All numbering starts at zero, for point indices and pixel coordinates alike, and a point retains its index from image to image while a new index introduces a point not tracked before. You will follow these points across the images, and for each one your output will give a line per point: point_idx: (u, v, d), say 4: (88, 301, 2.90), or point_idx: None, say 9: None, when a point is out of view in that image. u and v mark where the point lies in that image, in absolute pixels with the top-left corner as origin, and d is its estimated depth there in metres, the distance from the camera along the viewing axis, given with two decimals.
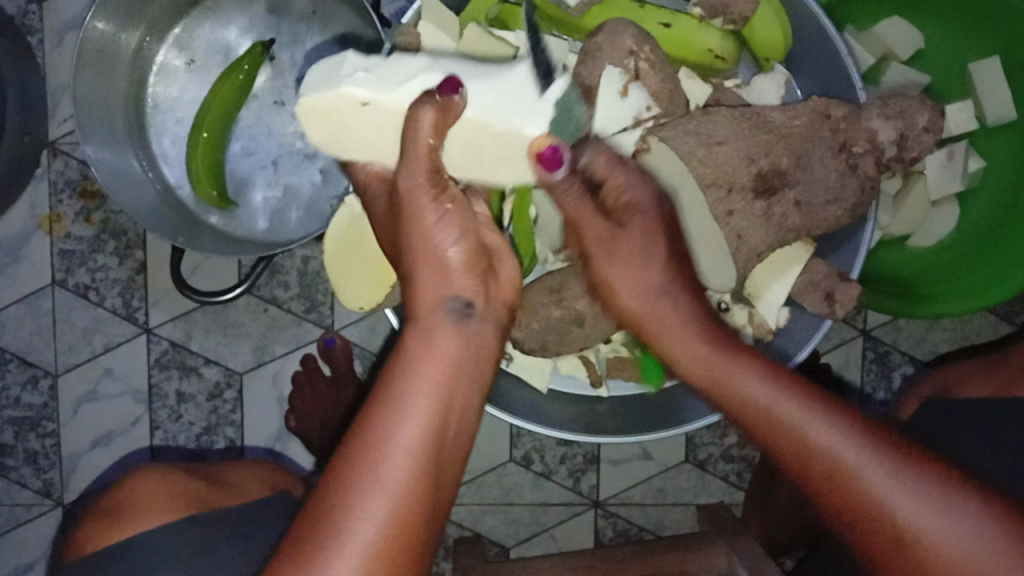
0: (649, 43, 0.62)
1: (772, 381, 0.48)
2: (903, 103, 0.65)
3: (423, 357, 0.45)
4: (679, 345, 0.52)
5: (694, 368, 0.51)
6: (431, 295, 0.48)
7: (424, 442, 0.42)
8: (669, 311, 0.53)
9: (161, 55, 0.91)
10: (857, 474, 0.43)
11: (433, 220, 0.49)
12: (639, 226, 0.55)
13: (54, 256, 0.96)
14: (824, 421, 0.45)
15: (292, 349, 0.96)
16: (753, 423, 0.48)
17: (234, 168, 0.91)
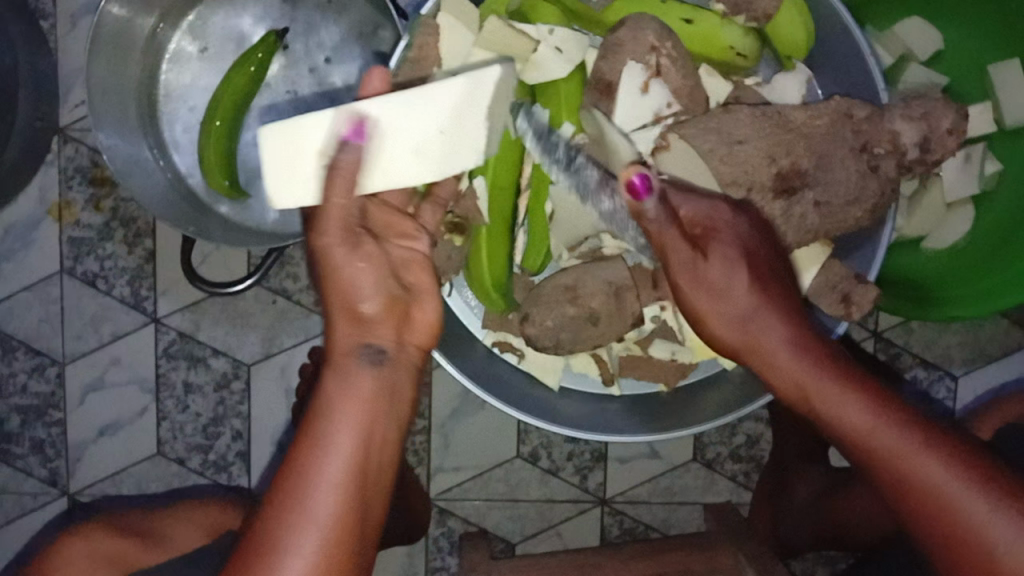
0: (671, 38, 0.61)
1: (868, 409, 0.53)
2: (927, 104, 0.64)
3: (346, 397, 0.51)
4: (777, 359, 0.56)
5: (789, 388, 0.55)
6: (352, 338, 0.53)
7: (346, 476, 0.48)
8: (767, 324, 0.56)
9: (175, 41, 0.90)
10: (950, 503, 0.50)
11: (344, 270, 0.54)
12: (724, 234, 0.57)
13: (63, 243, 0.95)
14: (920, 453, 0.51)
15: (300, 341, 0.96)
16: (849, 444, 0.53)
17: (246, 158, 0.91)
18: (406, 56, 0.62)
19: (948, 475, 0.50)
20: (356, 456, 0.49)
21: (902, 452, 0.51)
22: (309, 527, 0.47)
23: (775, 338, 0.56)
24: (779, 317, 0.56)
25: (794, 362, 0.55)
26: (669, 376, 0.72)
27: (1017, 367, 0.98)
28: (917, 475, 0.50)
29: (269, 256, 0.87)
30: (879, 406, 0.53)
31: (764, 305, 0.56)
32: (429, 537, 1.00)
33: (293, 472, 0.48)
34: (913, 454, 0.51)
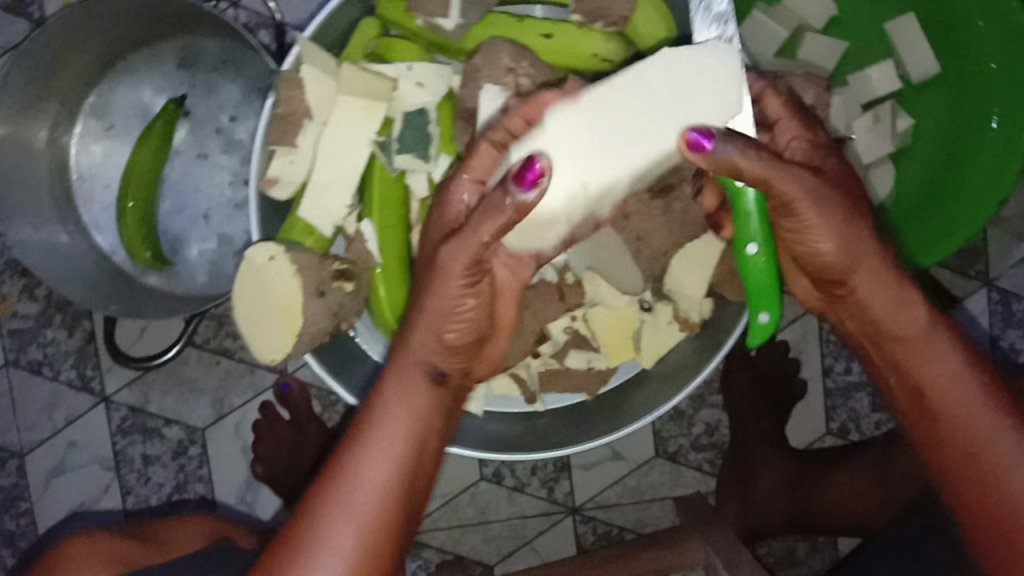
0: (527, 57, 0.62)
1: (966, 367, 0.53)
2: (790, 81, 0.64)
3: (398, 402, 0.54)
4: (875, 289, 0.55)
5: (905, 328, 0.55)
6: (425, 347, 0.56)
7: (393, 477, 0.52)
8: (870, 259, 0.55)
9: (78, 134, 0.92)
10: (1011, 474, 0.50)
11: (456, 291, 0.55)
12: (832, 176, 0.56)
13: (5, 336, 0.97)
14: (1002, 419, 0.51)
15: (250, 397, 0.97)
16: (929, 394, 0.54)
17: (167, 227, 0.92)
18: (275, 113, 0.63)
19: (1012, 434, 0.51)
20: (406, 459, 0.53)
21: (973, 402, 0.52)
22: (343, 518, 0.50)
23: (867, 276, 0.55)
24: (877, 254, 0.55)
25: (910, 306, 0.55)
26: (589, 385, 0.72)
27: (959, 320, 0.99)
28: (978, 429, 0.52)
29: (191, 322, 0.89)
30: (957, 357, 0.53)
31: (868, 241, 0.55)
32: (407, 570, 1.01)
33: (339, 465, 0.52)
34: (987, 408, 0.52)
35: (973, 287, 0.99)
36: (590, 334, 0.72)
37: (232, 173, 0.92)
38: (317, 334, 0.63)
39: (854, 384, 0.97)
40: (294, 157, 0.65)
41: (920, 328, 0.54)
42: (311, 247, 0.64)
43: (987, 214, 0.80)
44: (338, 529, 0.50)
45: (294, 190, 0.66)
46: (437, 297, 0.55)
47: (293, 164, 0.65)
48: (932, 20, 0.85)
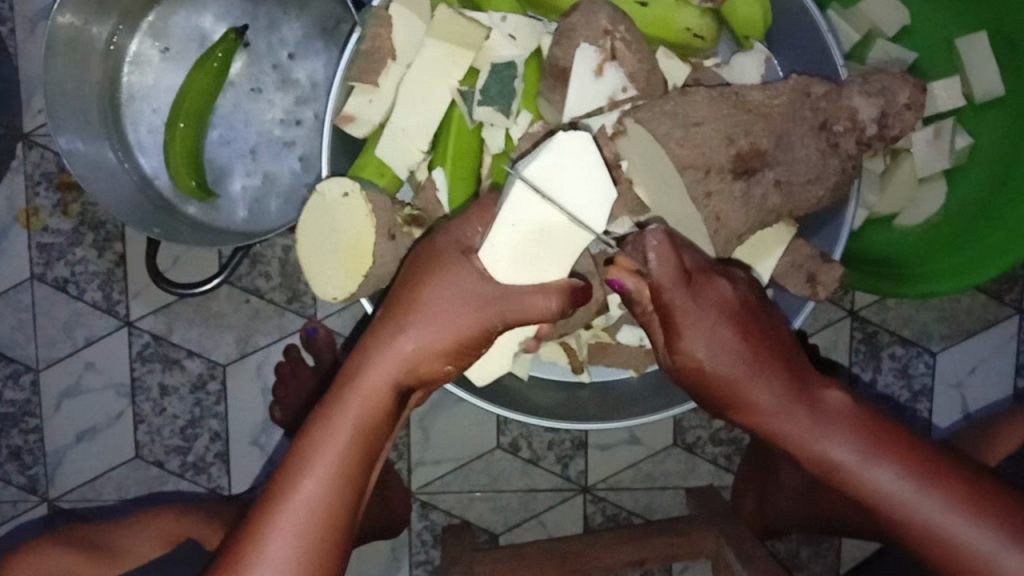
0: (625, 22, 0.60)
1: (839, 436, 0.55)
2: (884, 79, 0.64)
3: (337, 420, 0.54)
4: (777, 423, 0.56)
5: (761, 417, 0.57)
6: (388, 371, 0.55)
7: (322, 502, 0.53)
8: (764, 391, 0.56)
9: (135, 45, 0.89)
10: (912, 510, 0.54)
11: (422, 307, 0.55)
12: (709, 318, 0.56)
13: (32, 250, 0.94)
14: (881, 472, 0.54)
15: (275, 340, 0.95)
16: (815, 466, 0.56)
17: (212, 157, 0.90)
18: (359, 49, 0.61)
19: (913, 493, 0.54)
20: (343, 485, 0.53)
21: (911, 497, 0.54)
22: (279, 540, 0.52)
23: (779, 408, 0.56)
24: (770, 383, 0.56)
25: (771, 392, 0.56)
26: (638, 361, 0.71)
27: (989, 344, 0.98)
28: (872, 487, 0.54)
29: (237, 254, 0.88)
30: (880, 458, 0.54)
31: (759, 371, 0.56)
32: (413, 530, 1.00)
33: (280, 495, 0.54)
34: (874, 474, 0.54)
35: (1006, 314, 0.98)
36: None
37: (284, 112, 0.90)
38: (383, 278, 0.63)
39: (879, 397, 0.98)
40: (373, 96, 0.64)
41: (784, 421, 0.56)
42: (382, 187, 0.63)
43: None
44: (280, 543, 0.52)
45: (370, 130, 0.65)
46: (421, 303, 0.55)
47: (370, 103, 0.64)
48: (1004, 43, 0.84)
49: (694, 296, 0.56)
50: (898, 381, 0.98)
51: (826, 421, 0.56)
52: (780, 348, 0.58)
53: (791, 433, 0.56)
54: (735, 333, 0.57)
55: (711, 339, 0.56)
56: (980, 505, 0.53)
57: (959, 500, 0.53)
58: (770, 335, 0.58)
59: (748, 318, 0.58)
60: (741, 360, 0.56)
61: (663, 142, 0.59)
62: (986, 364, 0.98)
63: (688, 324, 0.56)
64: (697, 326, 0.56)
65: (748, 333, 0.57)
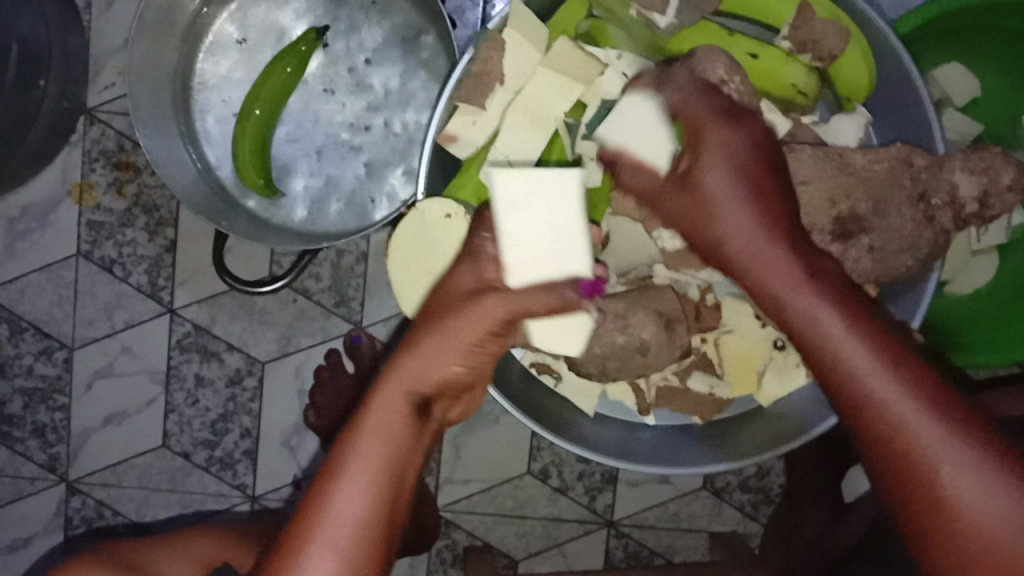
0: (739, 73, 0.61)
1: (837, 306, 0.51)
2: (986, 158, 0.63)
3: (370, 424, 0.53)
4: (773, 275, 0.53)
5: (752, 252, 0.54)
6: (410, 378, 0.54)
7: (367, 502, 0.51)
8: (758, 239, 0.53)
9: (212, 36, 0.88)
10: (878, 395, 0.48)
11: (442, 301, 0.57)
12: (736, 152, 0.54)
13: (82, 227, 0.93)
14: (857, 346, 0.50)
15: (318, 342, 0.94)
16: (804, 332, 0.52)
17: (278, 154, 0.90)
18: (470, 69, 0.62)
19: (880, 373, 0.49)
20: (384, 480, 0.52)
21: (872, 375, 0.49)
22: (326, 541, 0.50)
23: (764, 242, 0.53)
24: (767, 235, 0.53)
25: (764, 233, 0.53)
26: (704, 408, 0.70)
27: None
28: (840, 351, 0.50)
29: (303, 258, 0.87)
30: (865, 333, 0.50)
31: (757, 218, 0.54)
32: (433, 548, 0.99)
33: (317, 505, 0.51)
34: (849, 341, 0.50)
35: None
36: (716, 359, 0.71)
37: (354, 116, 0.89)
38: None
39: None
40: (477, 118, 0.63)
41: (766, 258, 0.53)
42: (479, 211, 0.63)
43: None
44: (319, 560, 0.49)
45: (472, 151, 0.65)
46: (441, 305, 0.56)
47: (474, 125, 0.64)
48: None
49: (712, 135, 0.55)
50: None
51: (824, 282, 0.52)
52: (794, 214, 0.56)
53: (783, 289, 0.53)
54: (744, 185, 0.54)
55: (725, 172, 0.54)
56: (946, 402, 0.47)
57: (912, 384, 0.48)
58: (779, 195, 0.55)
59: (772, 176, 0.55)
60: (752, 212, 0.54)
61: None
62: None
63: (717, 156, 0.54)
64: (718, 161, 0.54)
65: (762, 176, 0.55)
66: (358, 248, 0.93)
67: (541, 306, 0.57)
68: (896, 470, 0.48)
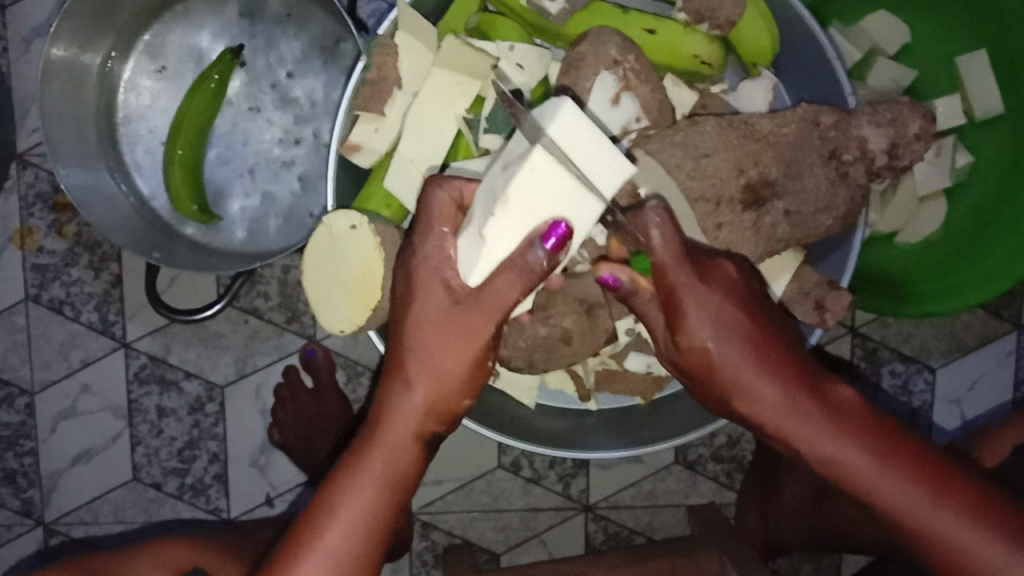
0: (633, 51, 0.60)
1: (855, 443, 0.54)
2: (894, 109, 0.64)
3: (368, 461, 0.55)
4: (790, 426, 0.55)
5: (762, 408, 0.55)
6: (405, 417, 0.55)
7: (351, 541, 0.53)
8: (777, 395, 0.55)
9: (129, 70, 0.88)
10: (920, 516, 0.53)
11: (417, 328, 0.54)
12: (719, 308, 0.55)
13: (27, 271, 0.93)
14: (893, 483, 0.53)
15: (274, 360, 0.94)
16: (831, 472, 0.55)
17: (211, 177, 0.89)
18: (365, 78, 0.62)
19: (917, 498, 0.52)
20: (373, 515, 0.54)
21: (916, 503, 0.53)
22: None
23: (785, 407, 0.55)
24: (781, 385, 0.55)
25: (770, 382, 0.55)
26: (645, 389, 0.71)
27: (988, 361, 0.96)
28: (876, 487, 0.53)
29: (237, 278, 0.87)
30: (890, 460, 0.53)
31: (765, 376, 0.55)
32: (413, 551, 1.00)
33: (306, 536, 0.54)
34: (883, 479, 0.53)
35: (1004, 330, 0.96)
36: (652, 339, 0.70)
37: (283, 131, 0.88)
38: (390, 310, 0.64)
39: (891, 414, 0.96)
40: (379, 125, 0.64)
41: (783, 413, 0.55)
42: (389, 219, 0.63)
43: (1004, 284, 0.78)
44: None
45: (376, 159, 0.65)
46: (412, 330, 0.54)
47: (376, 132, 0.64)
48: (1003, 59, 0.80)
49: (701, 288, 0.55)
50: (898, 397, 0.96)
51: (844, 419, 0.54)
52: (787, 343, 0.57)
53: (805, 432, 0.54)
54: (743, 328, 0.55)
55: (718, 330, 0.55)
56: (968, 500, 0.52)
57: (944, 498, 0.52)
58: (768, 336, 0.56)
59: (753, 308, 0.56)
60: (745, 342, 0.55)
61: (674, 174, 0.60)
62: (985, 382, 0.96)
63: (704, 324, 0.55)
64: (705, 312, 0.55)
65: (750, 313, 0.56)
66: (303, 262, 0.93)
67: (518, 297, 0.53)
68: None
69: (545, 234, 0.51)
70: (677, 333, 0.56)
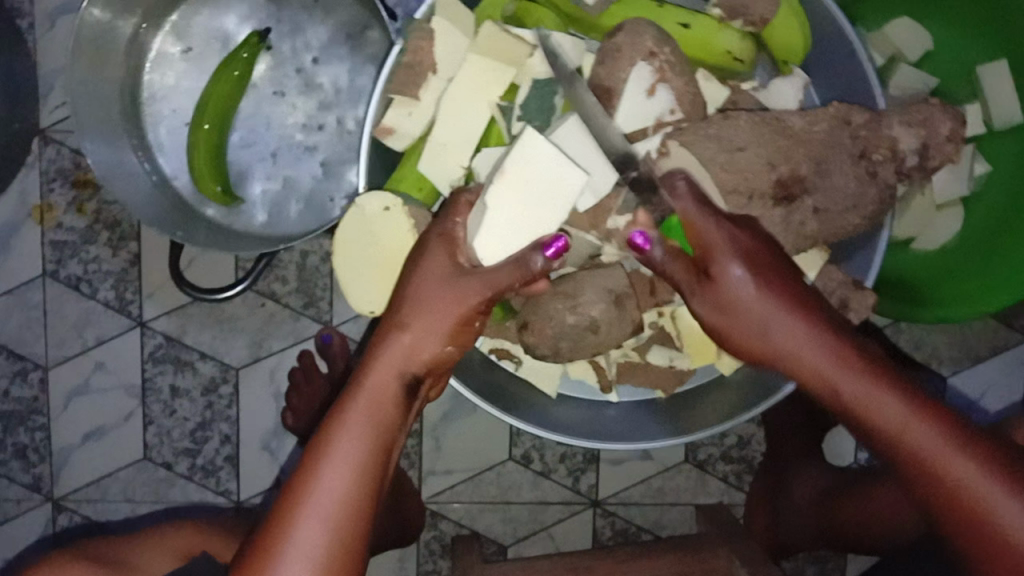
0: (669, 44, 0.61)
1: (865, 374, 0.54)
2: (925, 110, 0.64)
3: (360, 403, 0.54)
4: (802, 354, 0.56)
5: (780, 337, 0.57)
6: (394, 362, 0.56)
7: (348, 485, 0.51)
8: (794, 328, 0.56)
9: (156, 48, 0.88)
10: (921, 447, 0.52)
11: (421, 273, 0.57)
12: (738, 250, 0.57)
13: (45, 247, 0.93)
14: (898, 407, 0.53)
15: (290, 345, 0.95)
16: (840, 398, 0.55)
17: (233, 160, 0.89)
18: (400, 61, 0.62)
19: (922, 427, 0.52)
20: (370, 454, 0.52)
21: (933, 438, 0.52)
22: (311, 523, 0.50)
23: (800, 339, 0.56)
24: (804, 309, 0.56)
25: (785, 318, 0.56)
26: (666, 383, 0.71)
27: (1000, 370, 0.96)
28: (880, 414, 0.53)
29: (260, 261, 0.87)
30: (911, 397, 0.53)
31: (781, 312, 0.56)
32: (421, 540, 1.00)
33: (299, 492, 0.51)
34: (891, 405, 0.53)
35: (1017, 339, 0.96)
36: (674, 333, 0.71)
37: (307, 116, 0.89)
38: None
39: None
40: (412, 109, 0.64)
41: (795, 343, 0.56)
42: (421, 202, 0.64)
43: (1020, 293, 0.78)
44: (308, 534, 0.50)
45: (409, 142, 0.65)
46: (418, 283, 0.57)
47: (410, 116, 0.64)
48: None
49: (729, 230, 0.57)
50: None
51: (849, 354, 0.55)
52: (804, 294, 0.58)
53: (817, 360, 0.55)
54: (763, 266, 0.57)
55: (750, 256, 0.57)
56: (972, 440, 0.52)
57: (951, 432, 0.52)
58: (789, 274, 0.58)
59: (773, 262, 0.58)
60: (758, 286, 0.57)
61: (707, 167, 0.60)
62: (996, 390, 0.96)
63: (729, 257, 0.57)
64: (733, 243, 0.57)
65: (768, 265, 0.57)
66: (321, 248, 0.93)
67: (513, 284, 0.57)
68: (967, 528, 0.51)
69: (546, 242, 0.57)
70: (711, 262, 0.57)
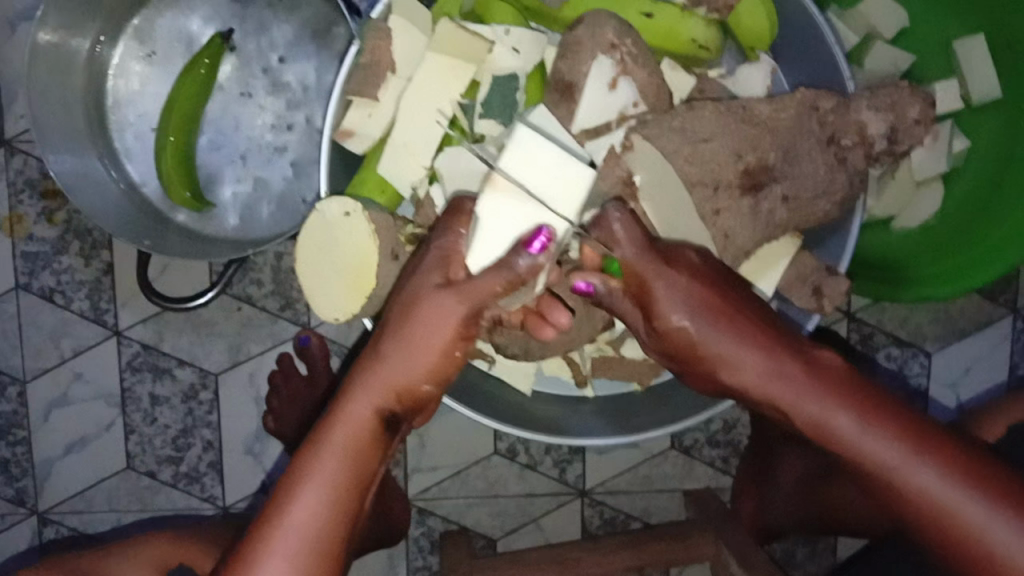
0: (631, 35, 0.60)
1: (832, 404, 0.52)
2: (893, 93, 0.63)
3: (337, 435, 0.52)
4: (766, 386, 0.54)
5: (743, 371, 0.54)
6: (375, 395, 0.53)
7: (319, 522, 0.51)
8: (751, 357, 0.54)
9: (117, 55, 0.87)
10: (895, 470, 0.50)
11: (409, 298, 0.54)
12: (683, 285, 0.55)
13: (17, 259, 0.92)
14: (871, 437, 0.51)
15: (268, 348, 0.94)
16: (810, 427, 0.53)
17: (202, 164, 0.87)
18: (358, 62, 0.61)
19: (897, 453, 0.50)
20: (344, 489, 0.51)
21: (905, 465, 0.50)
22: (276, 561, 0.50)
23: (760, 373, 0.54)
24: (763, 354, 0.54)
25: (748, 348, 0.54)
26: (642, 374, 0.71)
27: (983, 345, 0.96)
28: (850, 440, 0.51)
29: (230, 266, 0.86)
30: (887, 424, 0.51)
31: (748, 342, 0.54)
32: (409, 538, 0.99)
33: (269, 526, 0.51)
34: (866, 435, 0.51)
35: (999, 314, 0.96)
36: None
37: (275, 117, 0.87)
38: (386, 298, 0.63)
39: None
40: (372, 109, 0.64)
41: (760, 374, 0.54)
42: (383, 205, 0.63)
43: (1002, 268, 0.78)
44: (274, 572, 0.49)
45: (369, 145, 0.65)
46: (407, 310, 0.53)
47: (370, 117, 0.64)
48: (1000, 43, 0.79)
49: (672, 268, 0.55)
50: (893, 381, 0.96)
51: (819, 378, 0.53)
52: (764, 322, 0.55)
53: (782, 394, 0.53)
54: (714, 301, 0.55)
55: (699, 307, 0.54)
56: (950, 455, 0.50)
57: (928, 451, 0.50)
58: (748, 304, 0.56)
59: (725, 293, 0.55)
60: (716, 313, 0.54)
61: (671, 158, 0.59)
62: (980, 366, 0.96)
63: (673, 297, 0.54)
64: (677, 292, 0.54)
65: (716, 296, 0.55)
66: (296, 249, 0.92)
67: (498, 291, 0.53)
68: (948, 548, 0.50)
69: (528, 239, 0.54)
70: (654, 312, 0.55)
